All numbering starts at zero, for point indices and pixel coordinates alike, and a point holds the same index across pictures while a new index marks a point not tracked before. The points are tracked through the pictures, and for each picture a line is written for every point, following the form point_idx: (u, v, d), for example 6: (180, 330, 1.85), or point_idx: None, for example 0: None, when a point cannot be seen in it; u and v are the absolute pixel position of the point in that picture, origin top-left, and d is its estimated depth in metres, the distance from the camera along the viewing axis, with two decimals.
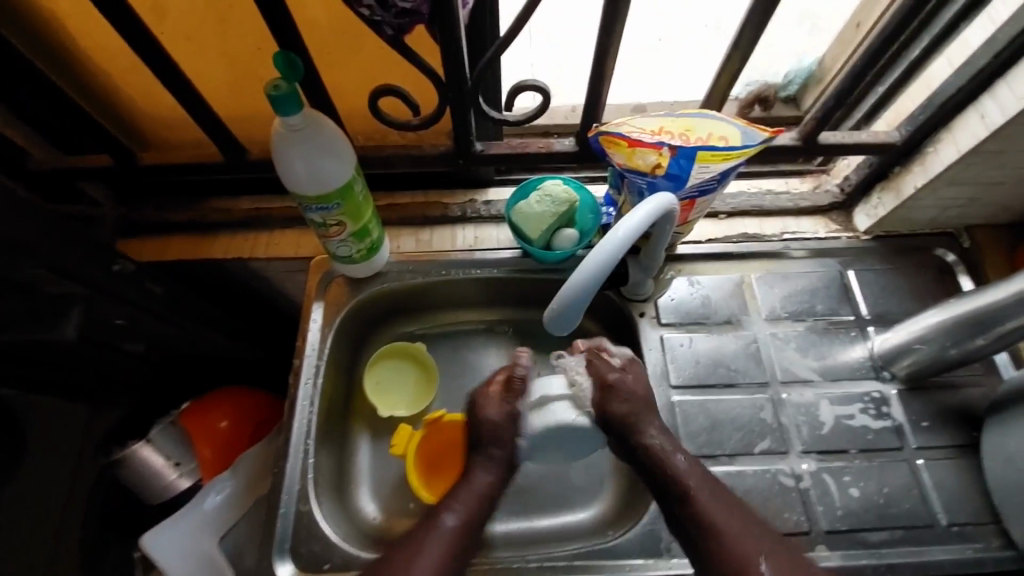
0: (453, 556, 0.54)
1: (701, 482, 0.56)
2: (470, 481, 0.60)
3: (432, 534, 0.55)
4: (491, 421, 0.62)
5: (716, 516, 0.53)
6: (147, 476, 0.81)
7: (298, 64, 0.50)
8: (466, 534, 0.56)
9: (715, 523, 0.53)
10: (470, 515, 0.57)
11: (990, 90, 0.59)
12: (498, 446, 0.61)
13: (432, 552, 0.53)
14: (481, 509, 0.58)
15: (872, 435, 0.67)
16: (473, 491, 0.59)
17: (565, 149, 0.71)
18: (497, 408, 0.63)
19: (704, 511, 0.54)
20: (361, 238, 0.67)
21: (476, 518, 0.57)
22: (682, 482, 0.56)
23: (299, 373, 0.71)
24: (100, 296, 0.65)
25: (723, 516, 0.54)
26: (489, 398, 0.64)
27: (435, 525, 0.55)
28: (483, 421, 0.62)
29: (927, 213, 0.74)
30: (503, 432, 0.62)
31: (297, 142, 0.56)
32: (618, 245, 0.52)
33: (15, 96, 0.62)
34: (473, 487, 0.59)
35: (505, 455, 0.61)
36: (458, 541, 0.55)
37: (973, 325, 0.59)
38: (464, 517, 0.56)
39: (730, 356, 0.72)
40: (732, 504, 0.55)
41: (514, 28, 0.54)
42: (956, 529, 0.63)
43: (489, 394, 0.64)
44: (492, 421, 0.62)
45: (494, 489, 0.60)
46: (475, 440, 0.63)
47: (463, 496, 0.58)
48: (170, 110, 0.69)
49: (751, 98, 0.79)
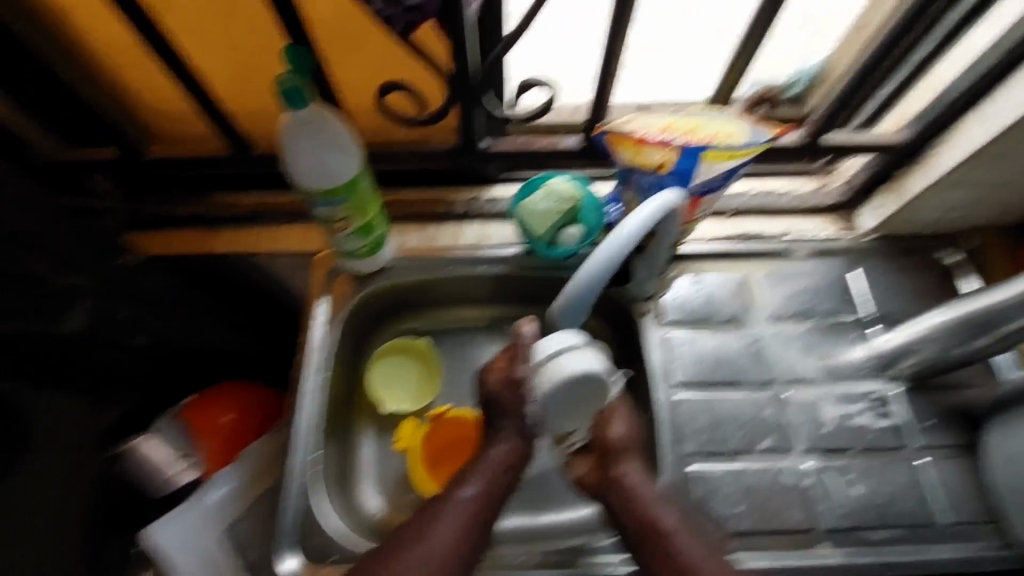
0: (471, 529, 0.55)
1: (679, 525, 0.57)
2: (487, 455, 0.59)
3: (449, 509, 0.55)
4: (500, 393, 0.61)
5: (692, 559, 0.54)
6: (148, 471, 0.80)
7: (308, 57, 0.51)
8: (484, 508, 0.56)
9: (690, 563, 0.54)
10: (488, 488, 0.57)
11: (995, 93, 0.59)
12: (515, 420, 0.60)
13: (448, 528, 0.54)
14: (499, 482, 0.58)
15: (873, 434, 0.68)
16: (492, 463, 0.59)
17: (568, 147, 0.73)
18: (499, 378, 0.61)
19: (682, 557, 0.54)
20: (367, 234, 0.67)
21: (493, 491, 0.57)
22: (660, 527, 0.56)
23: (303, 367, 0.71)
24: (102, 287, 0.67)
25: (701, 558, 0.54)
26: (493, 371, 0.62)
27: (450, 499, 0.56)
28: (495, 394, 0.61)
29: (930, 214, 0.74)
30: (513, 402, 0.60)
31: (304, 136, 0.57)
32: (624, 242, 0.53)
33: (24, 88, 0.62)
34: (491, 461, 0.59)
35: (524, 430, 0.61)
36: (476, 514, 0.56)
37: (976, 326, 0.60)
38: (481, 490, 0.57)
39: (733, 354, 0.72)
40: (708, 548, 0.56)
41: (523, 25, 0.54)
42: (956, 528, 0.63)
43: (494, 368, 0.62)
44: (503, 395, 0.61)
45: (512, 461, 0.60)
46: (491, 415, 0.62)
47: (479, 469, 0.58)
48: (167, 97, 0.68)
49: (757, 98, 0.76)
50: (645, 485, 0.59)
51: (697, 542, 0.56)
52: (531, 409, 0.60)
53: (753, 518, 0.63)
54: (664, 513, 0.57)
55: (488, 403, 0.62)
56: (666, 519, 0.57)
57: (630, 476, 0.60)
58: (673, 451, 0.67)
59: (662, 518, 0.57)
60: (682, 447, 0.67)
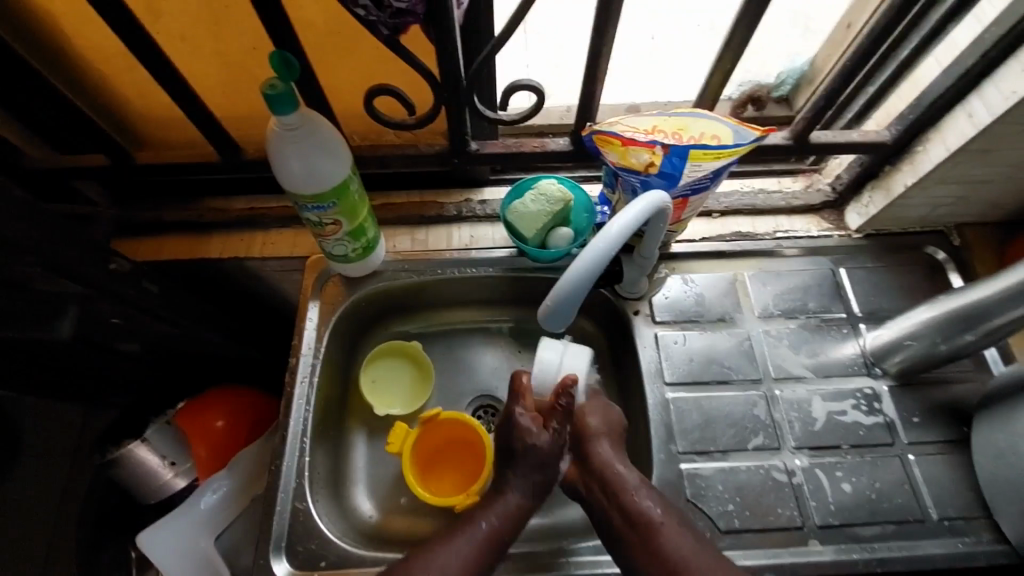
0: (482, 558, 0.56)
1: (670, 517, 0.56)
2: (503, 494, 0.60)
3: (463, 541, 0.56)
4: (539, 444, 0.60)
5: (682, 550, 0.53)
6: (143, 475, 0.82)
7: (294, 62, 0.50)
8: (495, 543, 0.57)
9: (681, 556, 0.53)
10: (503, 530, 0.58)
11: (978, 90, 0.59)
12: (540, 462, 0.61)
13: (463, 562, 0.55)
14: (514, 524, 0.59)
15: (864, 431, 0.68)
16: (510, 502, 0.59)
17: (559, 148, 0.72)
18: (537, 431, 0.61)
19: (671, 546, 0.53)
20: (356, 237, 0.68)
21: (506, 532, 0.58)
22: (647, 516, 0.56)
23: (295, 371, 0.71)
24: (94, 293, 0.65)
25: (689, 546, 0.53)
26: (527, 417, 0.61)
27: (466, 531, 0.57)
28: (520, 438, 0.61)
29: (918, 211, 0.74)
30: (549, 454, 0.61)
31: (293, 141, 0.56)
32: (612, 240, 0.52)
33: (10, 95, 0.62)
34: (509, 498, 0.59)
35: (546, 472, 0.61)
36: (487, 548, 0.56)
37: (962, 322, 0.60)
38: (496, 530, 0.57)
39: (723, 353, 0.72)
40: (698, 538, 0.55)
41: (509, 27, 0.54)
42: (947, 523, 0.63)
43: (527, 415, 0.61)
44: (544, 446, 0.61)
45: (527, 504, 0.60)
46: (511, 455, 0.61)
47: (498, 510, 0.59)
48: (162, 106, 0.69)
49: (745, 99, 0.80)
50: (630, 475, 0.59)
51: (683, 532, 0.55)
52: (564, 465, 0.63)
53: (744, 516, 0.64)
54: (648, 501, 0.57)
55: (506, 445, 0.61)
56: (651, 508, 0.56)
57: (604, 459, 0.61)
58: (664, 449, 0.67)
59: (647, 505, 0.57)
60: (673, 445, 0.68)
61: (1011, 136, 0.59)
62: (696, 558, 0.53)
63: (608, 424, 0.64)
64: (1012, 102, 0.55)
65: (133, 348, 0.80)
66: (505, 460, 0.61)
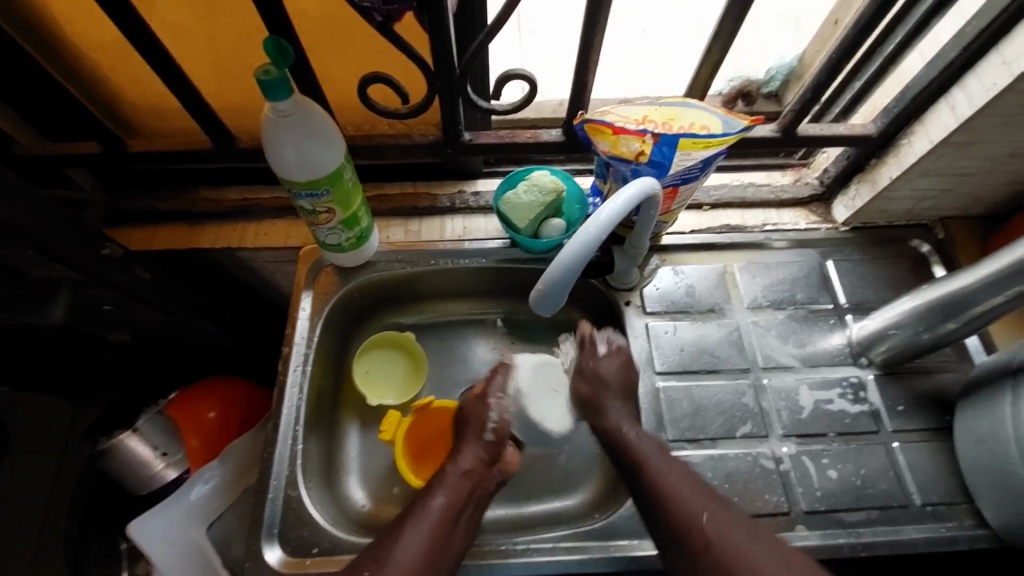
0: (442, 533, 0.55)
1: (688, 486, 0.56)
2: (450, 468, 0.62)
3: (419, 516, 0.56)
4: (472, 411, 0.68)
5: (665, 484, 0.57)
6: (134, 466, 0.81)
7: (289, 49, 0.51)
8: (452, 514, 0.58)
9: (662, 487, 0.57)
10: (456, 501, 0.59)
11: (960, 83, 0.61)
12: (475, 430, 0.65)
13: (417, 535, 0.54)
14: (466, 491, 0.60)
15: (850, 419, 0.69)
16: (453, 473, 0.61)
17: (552, 139, 0.72)
18: (471, 398, 0.69)
19: (655, 476, 0.58)
20: (350, 226, 0.68)
21: (461, 503, 0.59)
22: (634, 452, 0.61)
23: (288, 360, 0.71)
24: (89, 281, 0.65)
25: (672, 478, 0.57)
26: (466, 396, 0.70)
27: (421, 506, 0.57)
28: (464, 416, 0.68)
29: (903, 205, 0.76)
30: (475, 415, 0.67)
31: (287, 128, 0.56)
32: (601, 228, 0.52)
33: (1, 81, 0.61)
34: (460, 470, 0.61)
35: (485, 438, 0.65)
36: (445, 516, 0.57)
37: (944, 310, 0.61)
38: (450, 500, 0.58)
39: (713, 344, 0.73)
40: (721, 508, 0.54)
41: (501, 16, 0.55)
42: (930, 509, 0.65)
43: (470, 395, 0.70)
44: (469, 407, 0.68)
45: (477, 470, 0.62)
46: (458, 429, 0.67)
47: (447, 481, 0.60)
48: (153, 95, 0.69)
49: (734, 94, 0.81)
50: (624, 420, 0.64)
51: (676, 465, 0.59)
52: (491, 415, 0.66)
53: (733, 502, 0.65)
54: (642, 442, 0.61)
55: (460, 421, 0.68)
56: (665, 477, 0.57)
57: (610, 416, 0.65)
58: (654, 437, 0.68)
59: (634, 441, 0.62)
60: (664, 433, 0.68)
61: (992, 128, 0.61)
62: (683, 486, 0.56)
63: (617, 383, 0.68)
64: (993, 96, 0.56)
65: (123, 338, 0.80)
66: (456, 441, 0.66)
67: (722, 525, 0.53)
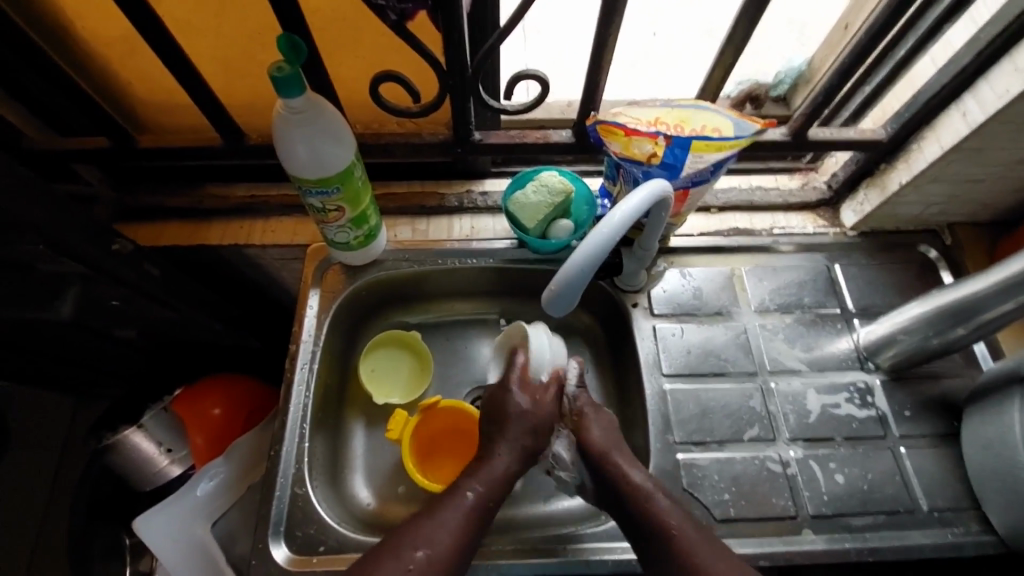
0: (472, 528, 0.53)
1: (699, 532, 0.54)
2: (489, 460, 0.58)
3: (450, 510, 0.53)
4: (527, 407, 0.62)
5: (698, 558, 0.51)
6: (139, 462, 0.82)
7: (302, 46, 0.51)
8: (485, 508, 0.55)
9: (695, 563, 0.51)
10: (490, 495, 0.56)
11: (972, 89, 0.61)
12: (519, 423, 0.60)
13: (446, 530, 0.52)
14: (501, 485, 0.57)
15: (857, 423, 0.69)
16: (494, 468, 0.58)
17: (562, 140, 0.72)
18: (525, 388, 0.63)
19: (686, 548, 0.52)
20: (359, 224, 0.68)
21: (494, 497, 0.56)
22: (662, 522, 0.54)
23: (294, 358, 0.71)
24: (98, 276, 0.65)
25: (708, 555, 0.52)
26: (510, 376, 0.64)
27: (454, 501, 0.54)
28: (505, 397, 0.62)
29: (912, 210, 0.76)
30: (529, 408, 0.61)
31: (299, 125, 0.56)
32: (615, 229, 0.52)
33: (13, 74, 0.61)
34: (497, 464, 0.58)
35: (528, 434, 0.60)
36: (478, 513, 0.54)
37: (954, 316, 0.61)
38: (485, 494, 0.55)
39: (721, 346, 0.73)
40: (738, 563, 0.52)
41: (515, 17, 0.55)
42: (936, 514, 0.65)
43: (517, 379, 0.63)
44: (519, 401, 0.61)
45: (515, 466, 0.59)
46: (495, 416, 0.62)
47: (485, 474, 0.57)
48: (163, 90, 0.69)
49: (743, 98, 0.81)
50: (640, 472, 0.59)
51: (709, 537, 0.53)
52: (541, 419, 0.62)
53: (740, 505, 0.65)
54: (673, 512, 0.55)
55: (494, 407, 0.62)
56: (684, 531, 0.53)
57: (626, 475, 0.59)
58: (660, 439, 0.68)
59: (654, 492, 0.57)
60: (670, 435, 0.68)
61: (1004, 135, 0.61)
62: (717, 560, 0.51)
63: (620, 446, 0.62)
64: (1005, 102, 0.56)
65: (129, 334, 0.80)
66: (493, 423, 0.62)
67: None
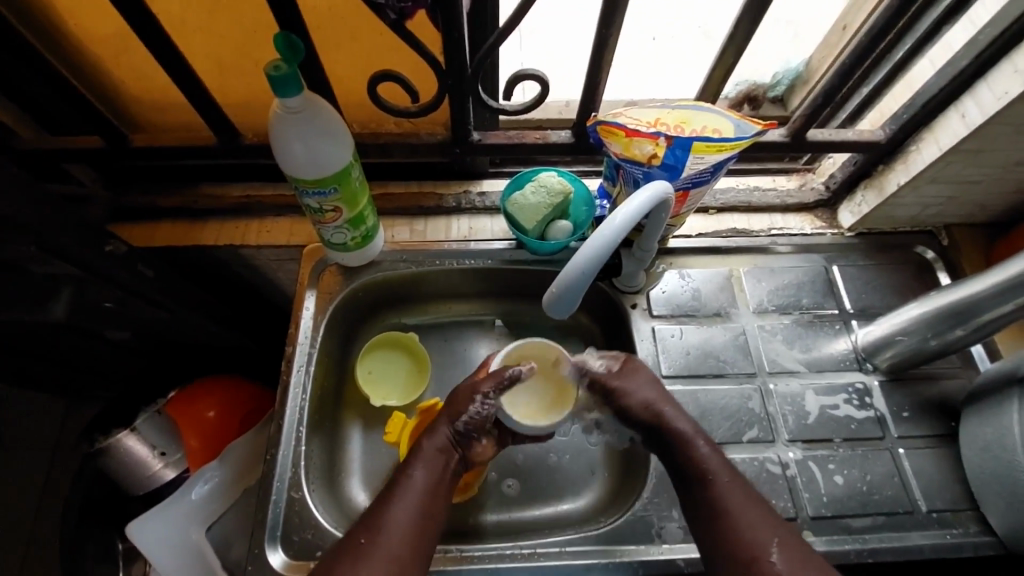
0: (429, 503, 0.55)
1: (726, 473, 0.56)
2: (427, 442, 0.60)
3: (402, 489, 0.55)
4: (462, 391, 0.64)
5: (731, 506, 0.54)
6: (131, 466, 0.80)
7: (300, 45, 0.50)
8: (433, 492, 0.56)
9: (730, 511, 0.54)
10: (434, 476, 0.57)
11: (970, 91, 0.61)
12: (449, 414, 0.62)
13: (403, 509, 0.53)
14: (444, 466, 0.58)
15: (856, 424, 0.69)
16: (430, 448, 0.59)
17: (561, 141, 0.72)
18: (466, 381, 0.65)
19: (720, 495, 0.55)
20: (356, 225, 0.67)
21: (439, 478, 0.57)
22: (701, 468, 0.56)
23: (291, 360, 0.70)
24: (91, 278, 0.64)
25: (742, 505, 0.54)
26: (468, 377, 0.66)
27: (402, 481, 0.56)
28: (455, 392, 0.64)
29: (909, 211, 0.76)
30: (458, 397, 0.63)
31: (296, 125, 0.55)
32: (614, 231, 0.52)
33: (4, 73, 0.60)
34: (435, 447, 0.59)
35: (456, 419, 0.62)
36: (426, 494, 0.55)
37: (952, 317, 0.61)
38: (429, 475, 0.57)
39: (720, 347, 0.73)
40: (768, 514, 0.53)
41: (514, 17, 0.54)
42: (935, 515, 0.65)
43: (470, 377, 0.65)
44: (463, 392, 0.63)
45: (451, 447, 0.60)
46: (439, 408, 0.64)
47: (424, 455, 0.58)
48: (158, 89, 0.68)
49: (741, 98, 0.81)
50: (688, 427, 0.60)
51: (743, 487, 0.55)
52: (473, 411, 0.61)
53: None
54: (712, 459, 0.57)
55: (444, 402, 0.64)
56: (720, 484, 0.55)
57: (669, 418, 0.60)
58: None
59: (700, 448, 0.58)
60: None
61: (1002, 137, 0.61)
62: (744, 509, 0.53)
63: (671, 400, 0.63)
64: (1004, 104, 0.57)
65: (122, 336, 0.79)
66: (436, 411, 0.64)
67: (791, 554, 0.50)
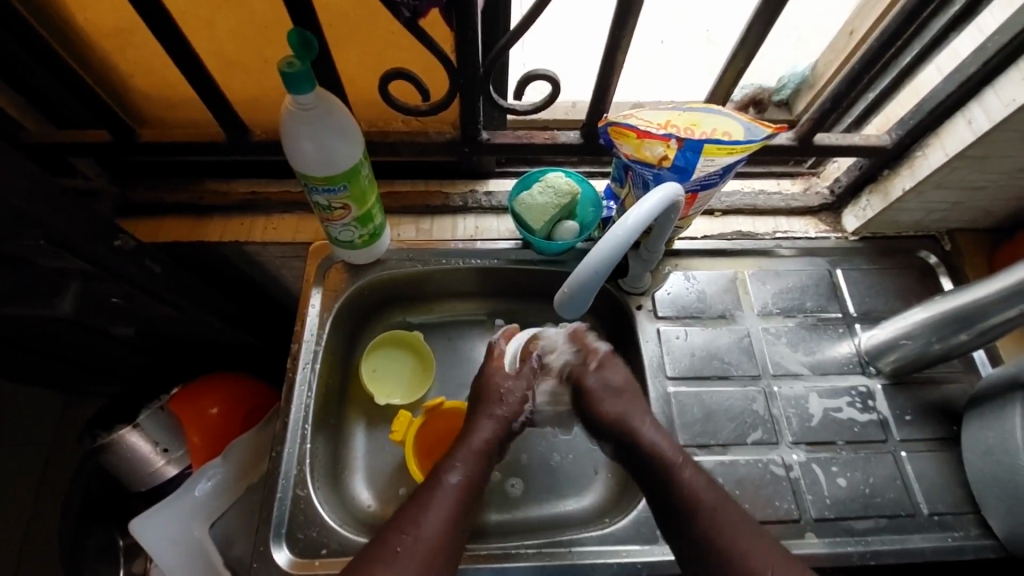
0: (461, 514, 0.55)
1: (718, 499, 0.55)
2: (470, 436, 0.62)
3: (436, 495, 0.55)
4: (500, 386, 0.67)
5: (724, 537, 0.52)
6: (134, 462, 0.80)
7: (313, 41, 0.50)
8: (471, 490, 0.57)
9: (724, 543, 0.52)
10: (474, 474, 0.58)
11: (978, 98, 0.61)
12: (489, 410, 0.64)
13: (440, 511, 0.54)
14: (483, 463, 0.60)
15: (859, 427, 0.70)
16: (473, 447, 0.61)
17: (570, 141, 0.72)
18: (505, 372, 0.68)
19: (714, 527, 0.53)
20: (364, 223, 0.67)
21: (478, 477, 0.59)
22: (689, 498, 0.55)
23: (297, 357, 0.70)
24: (99, 272, 0.64)
25: (740, 537, 0.52)
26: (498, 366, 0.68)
27: (441, 483, 0.56)
28: (497, 386, 0.66)
29: (913, 216, 0.77)
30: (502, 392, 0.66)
31: (307, 122, 0.55)
32: (628, 231, 0.52)
33: (14, 65, 0.60)
34: (475, 444, 0.61)
35: (497, 415, 0.64)
36: (465, 492, 0.57)
37: (957, 322, 0.61)
38: (467, 474, 0.58)
39: (724, 349, 0.74)
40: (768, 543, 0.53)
41: (528, 17, 0.54)
42: (937, 518, 0.65)
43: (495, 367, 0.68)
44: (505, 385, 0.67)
45: (490, 446, 0.62)
46: (474, 405, 0.66)
47: (463, 455, 0.60)
48: (165, 83, 0.68)
49: (747, 101, 0.81)
50: (676, 454, 0.59)
51: (731, 512, 0.54)
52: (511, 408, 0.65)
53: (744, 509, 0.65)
54: (699, 486, 0.56)
55: (474, 399, 0.67)
56: (708, 510, 0.54)
57: (646, 437, 0.61)
58: None
59: (686, 475, 0.57)
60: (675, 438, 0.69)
61: (1009, 143, 0.61)
62: (737, 537, 0.53)
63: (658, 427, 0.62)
64: (1011, 111, 0.57)
65: (125, 331, 0.79)
66: (474, 405, 0.66)
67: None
